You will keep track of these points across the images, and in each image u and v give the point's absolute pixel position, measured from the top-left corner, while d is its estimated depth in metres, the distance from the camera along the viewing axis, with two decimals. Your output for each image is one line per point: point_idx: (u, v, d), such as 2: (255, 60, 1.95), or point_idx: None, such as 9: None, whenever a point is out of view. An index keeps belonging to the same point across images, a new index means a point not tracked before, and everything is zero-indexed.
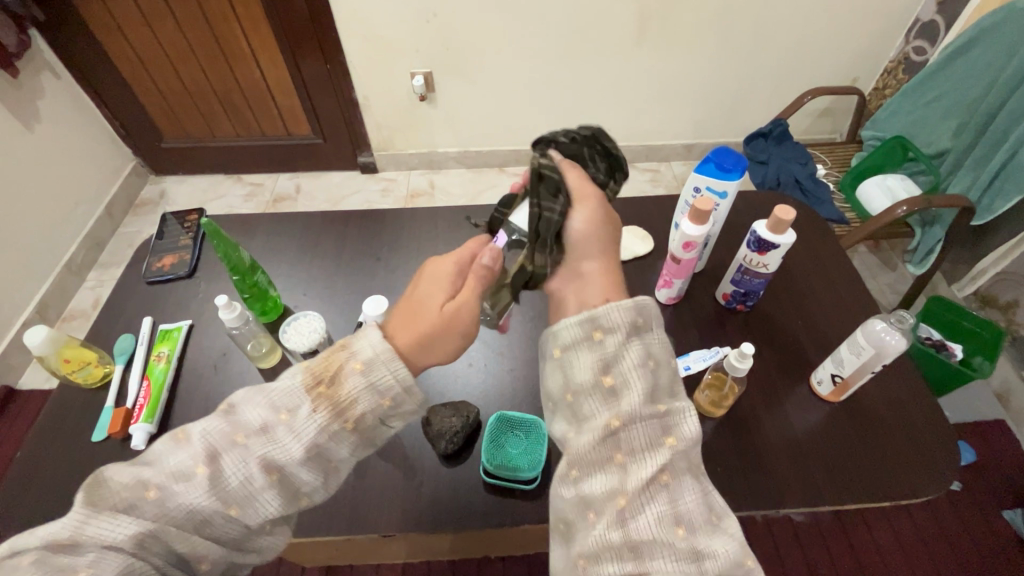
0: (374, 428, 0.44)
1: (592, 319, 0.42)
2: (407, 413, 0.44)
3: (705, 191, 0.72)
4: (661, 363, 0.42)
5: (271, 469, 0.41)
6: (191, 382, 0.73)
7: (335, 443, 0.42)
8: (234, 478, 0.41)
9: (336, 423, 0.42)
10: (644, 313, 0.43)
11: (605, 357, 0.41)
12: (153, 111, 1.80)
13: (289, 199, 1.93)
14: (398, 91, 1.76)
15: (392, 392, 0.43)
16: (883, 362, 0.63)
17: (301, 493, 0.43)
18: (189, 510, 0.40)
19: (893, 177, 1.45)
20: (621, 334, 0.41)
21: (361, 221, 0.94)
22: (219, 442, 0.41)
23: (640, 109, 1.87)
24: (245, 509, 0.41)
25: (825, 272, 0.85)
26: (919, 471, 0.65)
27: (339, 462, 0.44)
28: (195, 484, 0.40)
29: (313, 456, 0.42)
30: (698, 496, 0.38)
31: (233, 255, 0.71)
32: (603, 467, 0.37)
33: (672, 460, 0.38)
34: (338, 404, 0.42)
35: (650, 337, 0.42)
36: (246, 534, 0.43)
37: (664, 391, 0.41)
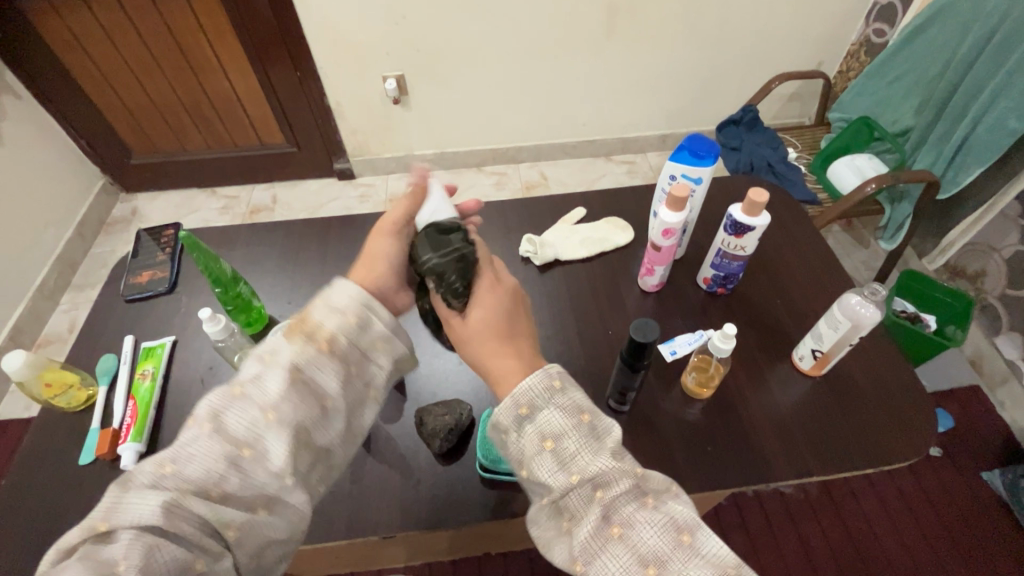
0: (354, 356, 0.50)
1: (492, 428, 0.47)
2: (377, 335, 0.52)
3: (681, 178, 0.73)
4: (565, 432, 0.43)
5: (268, 405, 0.44)
6: (179, 397, 0.72)
7: (315, 366, 0.47)
8: (238, 424, 0.43)
9: (310, 346, 0.47)
10: (528, 400, 0.45)
11: (516, 458, 0.45)
12: (120, 127, 1.77)
13: (266, 209, 1.91)
14: (371, 96, 1.75)
15: (353, 309, 0.50)
16: (860, 334, 0.64)
17: (303, 431, 0.45)
18: (204, 469, 0.41)
19: (861, 157, 1.50)
20: (517, 429, 0.45)
21: (342, 228, 0.94)
22: (219, 403, 0.45)
23: (613, 102, 1.89)
24: (255, 451, 0.43)
25: (800, 252, 0.88)
26: (899, 438, 0.68)
27: (333, 396, 0.47)
28: (203, 441, 0.42)
29: (295, 381, 0.46)
30: (657, 525, 0.40)
31: (214, 267, 0.71)
32: (560, 537, 0.43)
33: (610, 511, 0.41)
34: (308, 330, 0.48)
35: (543, 416, 0.45)
36: (266, 493, 0.43)
37: (579, 451, 0.43)
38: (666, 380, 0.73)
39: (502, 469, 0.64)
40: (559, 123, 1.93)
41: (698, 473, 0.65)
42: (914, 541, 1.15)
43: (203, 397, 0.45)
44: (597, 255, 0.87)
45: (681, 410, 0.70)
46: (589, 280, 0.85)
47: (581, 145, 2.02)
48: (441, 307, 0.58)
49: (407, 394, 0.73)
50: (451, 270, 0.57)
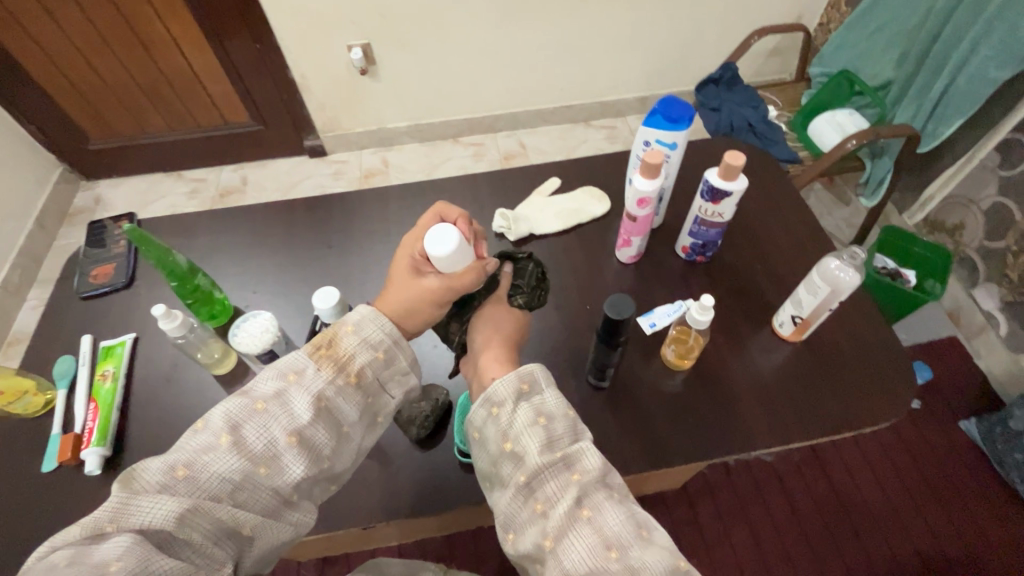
0: (373, 388, 0.52)
1: (486, 399, 0.47)
2: (399, 372, 0.53)
3: (655, 144, 0.70)
4: (557, 415, 0.46)
5: (292, 430, 0.46)
6: (144, 397, 0.69)
7: (341, 398, 0.49)
8: (257, 441, 0.45)
9: (340, 378, 0.49)
10: (530, 379, 0.48)
11: (503, 430, 0.45)
12: (72, 111, 1.67)
13: (237, 191, 1.84)
14: (338, 67, 1.66)
15: (384, 346, 0.52)
16: (839, 299, 0.63)
17: (319, 456, 0.47)
18: (221, 477, 0.43)
19: (841, 112, 1.47)
20: (513, 403, 0.46)
21: (308, 210, 0.90)
22: (238, 414, 0.46)
23: (590, 65, 1.82)
24: (272, 469, 0.45)
25: (780, 215, 0.86)
26: (878, 400, 0.68)
27: (350, 424, 0.50)
28: (223, 452, 0.44)
29: (321, 410, 0.48)
30: (622, 514, 0.40)
31: (167, 261, 0.67)
32: (528, 521, 0.41)
33: (582, 491, 0.41)
34: (339, 360, 0.50)
35: (540, 398, 0.47)
36: (276, 501, 0.46)
37: (564, 435, 0.45)
38: (645, 353, 0.72)
39: None
40: (535, 88, 1.87)
41: (679, 445, 0.65)
42: (893, 490, 1.19)
43: (223, 408, 0.46)
44: (573, 228, 0.85)
45: (661, 382, 0.69)
46: (565, 253, 0.82)
47: (559, 111, 1.96)
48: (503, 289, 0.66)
49: None
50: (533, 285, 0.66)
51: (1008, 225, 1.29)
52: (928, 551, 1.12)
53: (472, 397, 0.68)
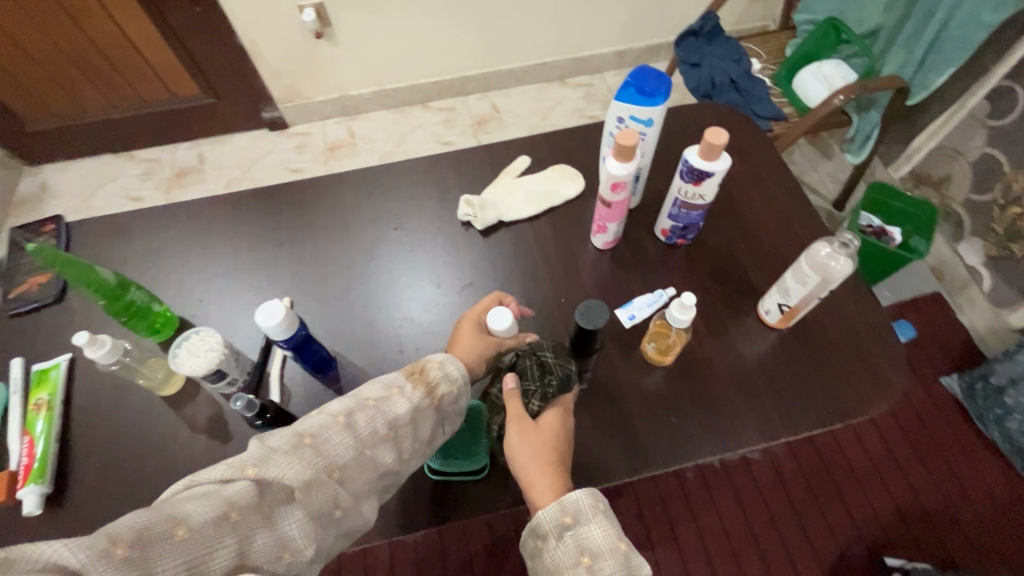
0: (444, 414, 0.55)
1: (534, 530, 0.49)
2: (461, 406, 0.57)
3: (629, 121, 0.64)
4: (604, 551, 0.46)
5: (396, 427, 0.50)
6: (85, 425, 0.64)
7: (425, 414, 0.52)
8: (369, 426, 0.48)
9: (426, 397, 0.52)
10: (575, 510, 0.48)
11: (549, 567, 0.47)
12: (0, 91, 1.52)
13: (194, 171, 1.72)
14: (290, 31, 1.53)
15: (460, 382, 0.55)
16: (829, 288, 0.58)
17: (395, 464, 0.50)
18: (338, 451, 0.46)
19: (828, 63, 1.40)
20: (557, 537, 0.48)
21: (255, 202, 0.82)
22: (353, 406, 0.49)
23: (564, 19, 1.70)
24: (373, 457, 0.48)
25: (764, 187, 0.80)
26: (866, 387, 0.65)
27: (423, 441, 0.53)
28: (338, 433, 0.47)
29: (413, 421, 0.51)
30: None
31: (90, 278, 0.60)
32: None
33: None
34: (429, 384, 0.53)
35: (585, 529, 0.47)
36: (365, 490, 0.48)
37: (611, 574, 0.45)
38: (625, 348, 0.67)
39: (455, 469, 0.60)
40: (506, 47, 1.75)
41: (662, 447, 0.61)
42: (876, 451, 1.19)
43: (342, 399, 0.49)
44: (545, 212, 0.79)
45: (642, 379, 0.65)
46: (537, 240, 0.77)
47: (533, 70, 1.84)
48: (514, 403, 0.55)
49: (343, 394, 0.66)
50: (555, 373, 0.55)
51: (995, 178, 1.25)
52: (908, 506, 1.13)
53: None
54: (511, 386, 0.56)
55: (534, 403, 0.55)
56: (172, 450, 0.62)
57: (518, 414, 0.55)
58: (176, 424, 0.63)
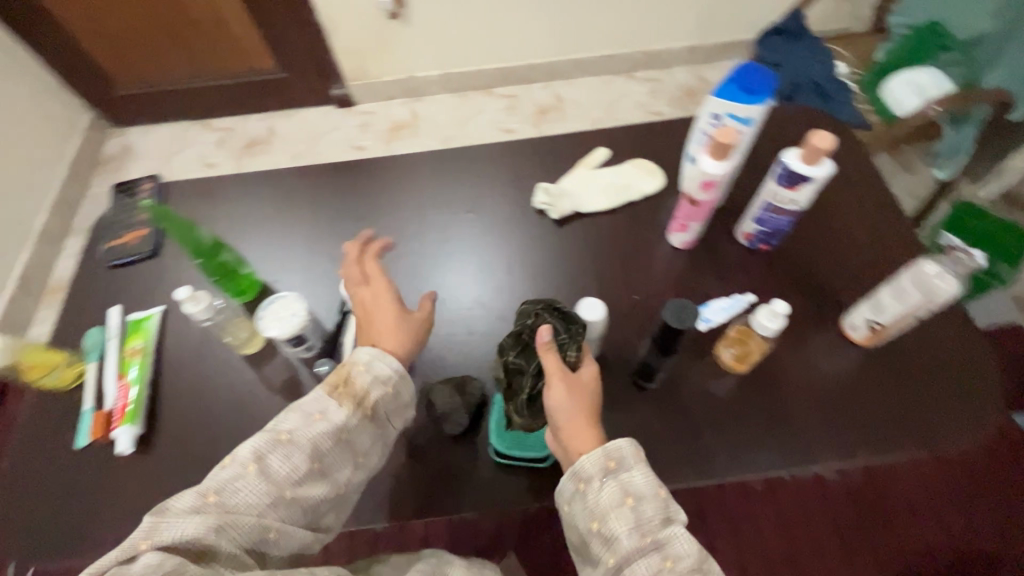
0: (379, 422, 0.53)
1: (573, 474, 0.47)
2: (400, 406, 0.54)
3: (726, 119, 0.62)
4: (647, 495, 0.44)
5: (313, 456, 0.47)
6: (172, 375, 0.68)
7: (355, 430, 0.50)
8: (283, 467, 0.46)
9: (354, 412, 0.50)
10: (618, 455, 0.46)
11: (590, 509, 0.45)
12: (96, 55, 1.61)
13: (263, 142, 1.78)
14: (365, 10, 1.55)
15: (392, 380, 0.53)
16: (931, 307, 0.55)
17: (332, 480, 0.49)
18: (249, 497, 0.44)
19: (922, 71, 1.31)
20: (599, 480, 0.45)
21: (335, 176, 0.84)
22: (265, 444, 0.47)
23: (638, 10, 1.66)
24: (299, 491, 0.46)
25: (856, 197, 0.76)
26: (957, 418, 0.61)
27: (365, 454, 0.52)
28: (251, 478, 0.44)
29: (336, 444, 0.49)
30: None
31: (192, 237, 0.63)
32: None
33: None
34: (356, 395, 0.51)
35: (627, 475, 0.45)
36: (301, 513, 0.47)
37: (655, 518, 0.43)
38: (698, 352, 0.66)
39: (518, 455, 0.60)
40: (576, 36, 1.72)
41: (731, 455, 0.60)
42: None
43: (250, 440, 0.47)
44: (622, 206, 0.77)
45: (713, 385, 0.64)
46: (611, 234, 0.76)
47: (601, 61, 1.81)
48: (551, 358, 0.50)
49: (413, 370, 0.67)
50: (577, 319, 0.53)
51: None
52: None
53: None
54: (547, 338, 0.50)
55: (569, 353, 0.51)
56: (251, 406, 0.65)
57: (558, 369, 0.50)
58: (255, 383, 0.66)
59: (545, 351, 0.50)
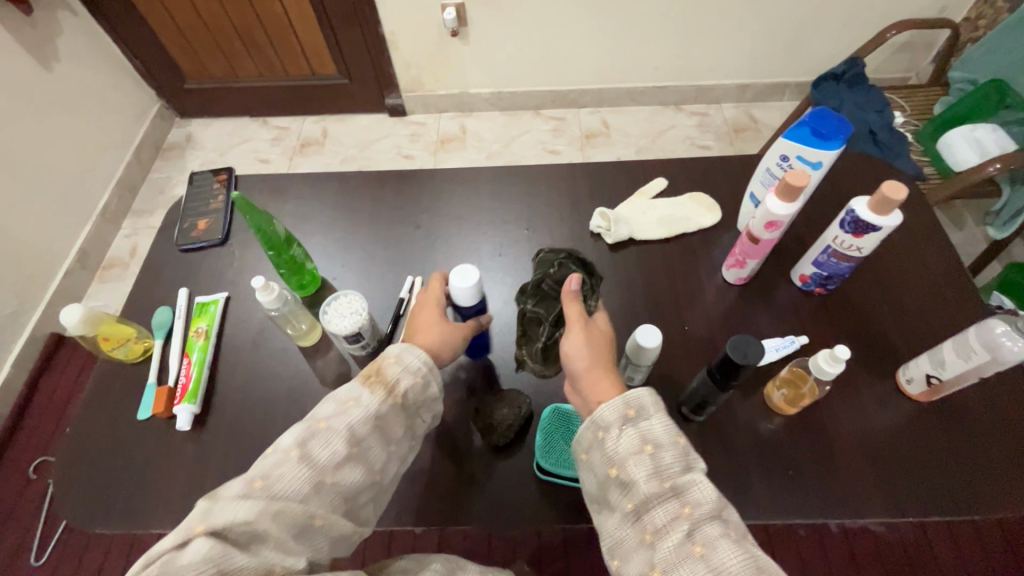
0: (411, 410, 0.52)
1: (592, 422, 0.45)
2: (432, 395, 0.54)
3: (796, 161, 0.63)
4: (666, 443, 0.43)
5: (351, 440, 0.46)
6: (232, 359, 0.70)
7: (388, 416, 0.49)
8: (325, 452, 0.45)
9: (386, 397, 0.50)
10: (637, 403, 0.45)
11: (609, 455, 0.44)
12: (173, 50, 1.71)
13: (316, 144, 1.85)
14: (428, 26, 1.61)
15: (423, 370, 0.52)
16: (996, 369, 0.54)
17: (371, 470, 0.48)
18: (293, 485, 0.43)
19: (983, 127, 1.29)
20: (618, 428, 0.44)
21: (397, 183, 0.87)
22: (305, 432, 0.46)
23: (692, 46, 1.69)
24: (337, 479, 0.45)
25: (916, 250, 0.76)
26: (1016, 482, 0.59)
27: (397, 442, 0.50)
28: (293, 463, 0.44)
29: (373, 429, 0.48)
30: (741, 557, 0.37)
31: (268, 230, 0.66)
32: (636, 548, 0.40)
33: (694, 527, 0.38)
34: (388, 383, 0.50)
35: (646, 423, 0.44)
36: (342, 507, 0.45)
37: (673, 465, 0.42)
38: (746, 389, 0.66)
39: (560, 472, 0.60)
40: (629, 66, 1.75)
41: (777, 497, 0.59)
42: None
43: (290, 429, 0.46)
44: (676, 237, 0.78)
45: (760, 424, 0.64)
46: (664, 264, 0.76)
47: (651, 92, 1.83)
48: (575, 306, 0.54)
49: (461, 379, 0.68)
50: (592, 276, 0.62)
51: None
52: None
53: (559, 410, 0.65)
54: (574, 288, 0.55)
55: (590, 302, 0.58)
56: (303, 397, 0.67)
57: (580, 317, 0.54)
58: (309, 375, 0.68)
59: (571, 297, 0.55)
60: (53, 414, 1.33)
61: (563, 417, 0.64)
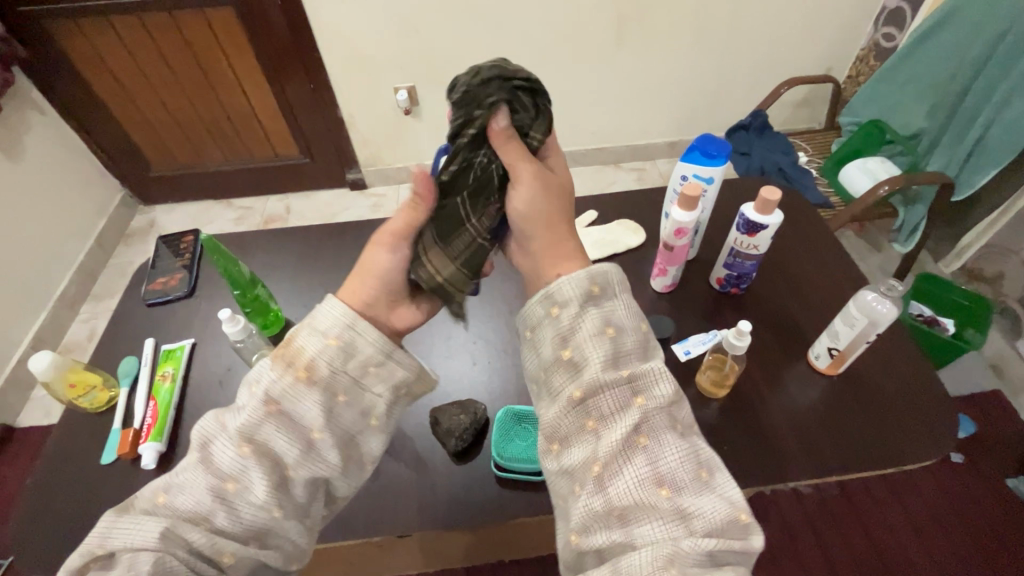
0: (344, 383, 0.43)
1: (547, 296, 0.42)
2: (368, 357, 0.44)
3: (692, 178, 0.74)
4: (627, 328, 0.41)
5: (244, 438, 0.40)
6: (199, 397, 0.73)
7: (299, 401, 0.41)
8: (221, 456, 0.41)
9: (288, 375, 0.41)
10: (601, 280, 0.42)
11: (563, 335, 0.41)
12: (140, 142, 1.81)
13: (280, 220, 1.93)
14: (384, 107, 1.77)
15: (337, 332, 0.43)
16: (877, 331, 0.65)
17: (291, 468, 0.41)
18: (194, 501, 0.40)
19: (873, 159, 1.48)
20: (578, 305, 0.41)
21: (357, 232, 0.95)
22: (209, 430, 0.43)
23: (622, 110, 1.90)
24: (240, 487, 0.40)
25: (815, 253, 0.88)
26: (919, 438, 0.67)
27: (320, 429, 0.41)
28: (192, 472, 0.41)
29: (276, 417, 0.41)
30: (682, 451, 0.37)
31: (233, 270, 0.72)
32: (577, 434, 0.38)
33: (642, 418, 0.37)
34: (287, 357, 0.42)
35: (609, 304, 0.42)
36: (260, 523, 0.40)
37: (631, 351, 0.40)
38: (680, 381, 0.73)
39: (516, 467, 0.64)
40: (568, 131, 1.94)
41: None
42: (936, 549, 1.12)
43: (194, 427, 0.43)
44: (609, 257, 0.88)
45: (697, 409, 0.70)
46: None
47: (590, 153, 2.02)
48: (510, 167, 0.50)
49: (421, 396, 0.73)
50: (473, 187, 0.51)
51: None
52: None
53: (510, 411, 0.69)
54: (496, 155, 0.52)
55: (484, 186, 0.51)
56: None
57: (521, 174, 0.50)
58: None
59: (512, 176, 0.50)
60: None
61: (515, 418, 0.69)
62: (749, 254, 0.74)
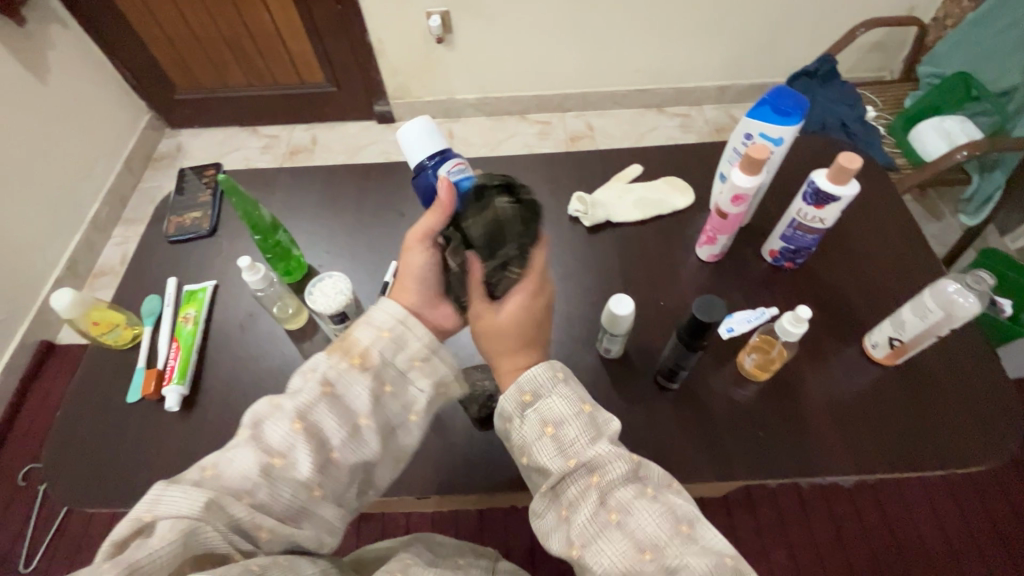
0: (392, 376, 0.45)
1: (499, 414, 0.47)
2: (416, 352, 0.45)
3: (758, 138, 0.66)
4: (567, 417, 0.43)
5: (298, 416, 0.40)
6: (221, 341, 0.72)
7: (353, 386, 0.43)
8: (274, 433, 0.40)
9: (346, 361, 0.43)
10: (532, 385, 0.45)
11: (519, 446, 0.45)
12: (162, 61, 1.73)
13: (305, 151, 1.87)
14: (414, 33, 1.64)
15: (389, 324, 0.45)
16: (952, 325, 0.58)
17: (336, 451, 0.41)
18: (241, 473, 0.38)
19: (951, 119, 1.32)
20: (519, 415, 0.45)
21: (382, 174, 0.90)
22: (261, 411, 0.42)
23: (673, 48, 1.73)
24: (287, 463, 0.39)
25: (879, 226, 0.79)
26: (978, 439, 0.62)
27: (369, 416, 0.43)
28: (241, 447, 0.39)
29: (330, 400, 0.42)
30: (655, 513, 0.38)
31: (253, 214, 0.69)
32: (555, 526, 0.41)
33: (604, 493, 0.40)
34: (346, 345, 0.44)
35: (546, 401, 0.44)
36: (300, 501, 0.40)
37: (577, 437, 0.42)
38: (718, 359, 0.68)
39: None
40: (611, 69, 1.80)
41: (748, 457, 0.61)
42: (953, 531, 1.10)
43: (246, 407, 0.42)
44: (652, 219, 0.81)
45: (733, 389, 0.66)
46: (640, 244, 0.79)
47: (633, 94, 1.87)
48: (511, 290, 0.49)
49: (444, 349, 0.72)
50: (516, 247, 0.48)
51: None
52: None
53: None
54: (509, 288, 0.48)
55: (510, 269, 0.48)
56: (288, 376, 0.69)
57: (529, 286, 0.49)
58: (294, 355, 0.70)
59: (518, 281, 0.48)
60: (42, 420, 1.33)
61: None
62: (813, 227, 0.67)
